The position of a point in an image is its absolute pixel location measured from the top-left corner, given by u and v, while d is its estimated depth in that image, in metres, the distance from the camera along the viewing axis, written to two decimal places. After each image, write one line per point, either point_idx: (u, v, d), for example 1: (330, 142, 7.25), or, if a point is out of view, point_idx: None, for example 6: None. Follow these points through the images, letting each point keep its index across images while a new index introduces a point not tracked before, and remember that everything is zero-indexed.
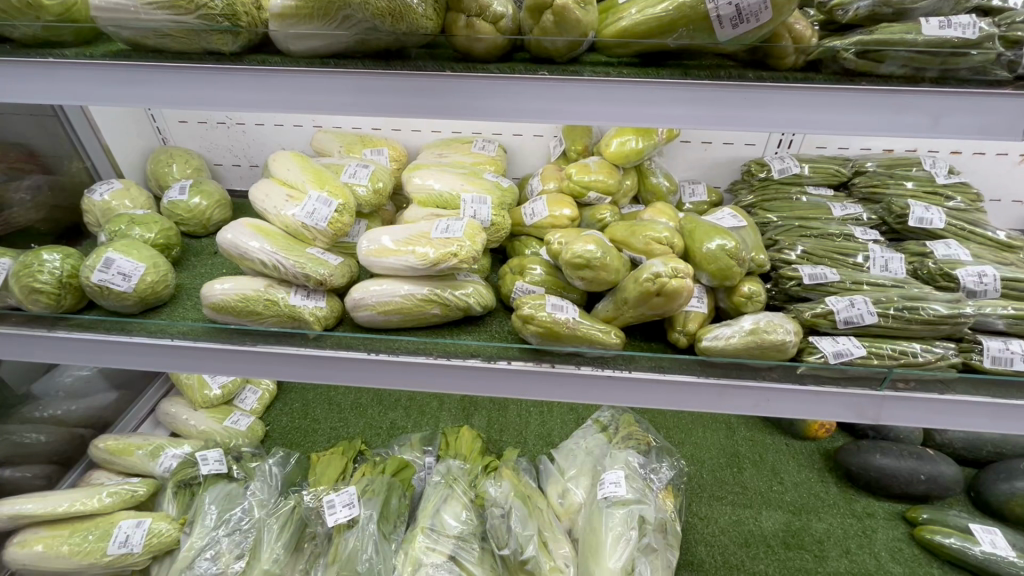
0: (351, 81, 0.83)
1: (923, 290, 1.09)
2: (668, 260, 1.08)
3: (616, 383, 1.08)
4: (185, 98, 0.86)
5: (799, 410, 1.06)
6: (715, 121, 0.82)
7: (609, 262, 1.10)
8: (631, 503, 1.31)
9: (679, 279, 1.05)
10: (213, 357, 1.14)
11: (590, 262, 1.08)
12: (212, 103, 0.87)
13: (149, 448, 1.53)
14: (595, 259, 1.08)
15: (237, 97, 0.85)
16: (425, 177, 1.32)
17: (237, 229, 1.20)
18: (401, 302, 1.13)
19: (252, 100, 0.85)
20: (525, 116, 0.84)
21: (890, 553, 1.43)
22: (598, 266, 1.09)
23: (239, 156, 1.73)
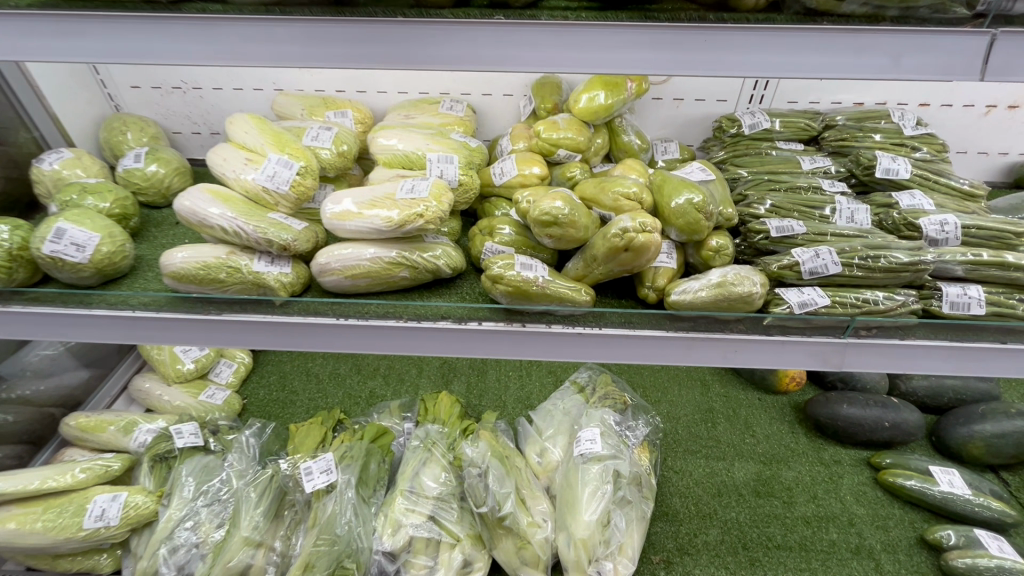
0: (299, 29, 0.79)
1: (887, 239, 1.09)
2: (636, 214, 1.07)
3: (587, 340, 1.08)
4: (123, 51, 0.81)
5: (766, 360, 1.08)
6: (677, 66, 0.80)
7: (578, 220, 1.08)
8: (606, 459, 1.34)
9: (647, 233, 1.04)
10: (178, 327, 1.12)
11: (558, 220, 1.07)
12: (152, 55, 0.82)
13: (122, 424, 1.50)
14: (563, 216, 1.07)
15: (179, 48, 0.81)
16: (389, 137, 1.27)
17: (194, 195, 1.16)
18: (368, 265, 1.12)
19: (195, 52, 0.81)
20: (483, 65, 0.81)
21: (855, 496, 1.49)
22: (566, 223, 1.08)
23: (198, 123, 1.66)
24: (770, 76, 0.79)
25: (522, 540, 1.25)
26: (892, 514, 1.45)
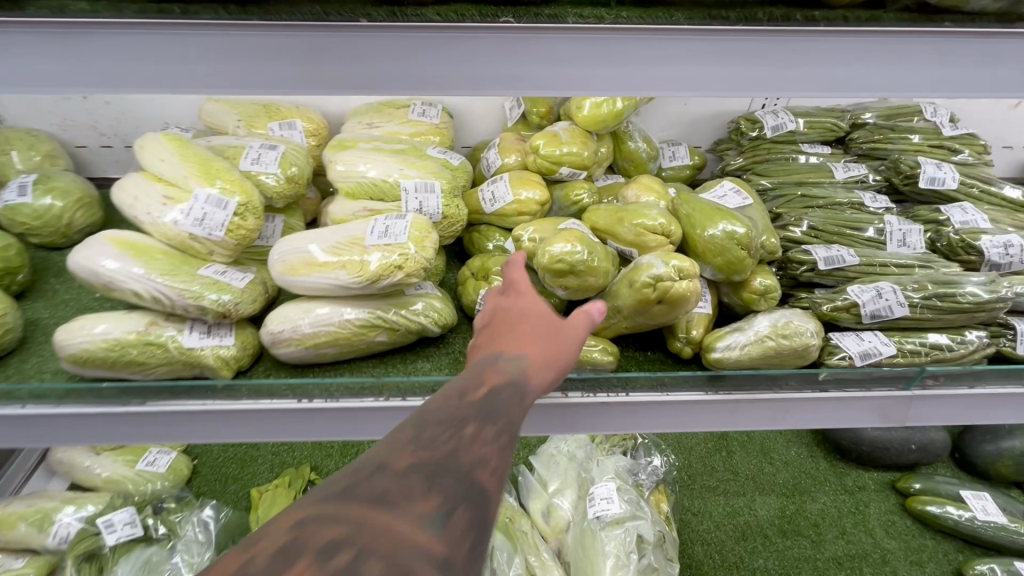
0: (215, 38, 0.54)
1: (953, 270, 0.94)
2: (667, 254, 0.88)
3: (614, 409, 0.89)
4: None
5: (821, 418, 0.92)
6: (744, 83, 0.60)
7: (597, 265, 0.88)
8: (625, 521, 1.18)
9: (684, 281, 0.85)
10: (85, 423, 0.86)
11: (572, 267, 0.87)
12: None
13: (34, 517, 1.23)
14: (580, 261, 0.87)
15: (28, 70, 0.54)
16: (352, 160, 1.02)
17: (97, 248, 0.89)
18: (336, 332, 0.88)
19: (57, 75, 0.55)
20: (486, 87, 0.59)
21: (884, 528, 1.38)
22: (583, 270, 0.88)
23: (107, 135, 1.34)
24: (861, 96, 0.61)
25: None
26: (925, 546, 1.35)
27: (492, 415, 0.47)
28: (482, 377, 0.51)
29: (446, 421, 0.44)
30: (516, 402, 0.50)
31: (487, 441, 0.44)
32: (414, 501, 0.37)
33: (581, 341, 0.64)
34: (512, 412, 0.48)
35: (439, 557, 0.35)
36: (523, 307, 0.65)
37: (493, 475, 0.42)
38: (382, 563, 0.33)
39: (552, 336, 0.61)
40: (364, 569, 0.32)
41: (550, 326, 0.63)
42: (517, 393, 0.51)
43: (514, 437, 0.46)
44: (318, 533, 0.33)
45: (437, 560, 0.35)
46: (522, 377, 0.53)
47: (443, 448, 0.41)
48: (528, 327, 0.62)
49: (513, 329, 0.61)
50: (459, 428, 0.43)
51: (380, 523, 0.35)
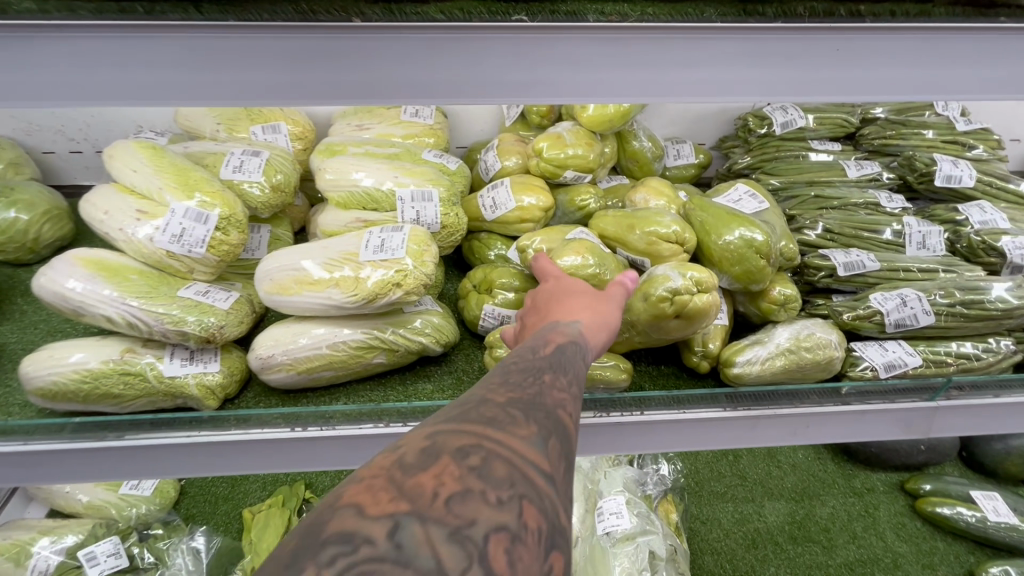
0: (187, 41, 0.47)
1: (976, 275, 0.91)
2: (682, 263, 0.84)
3: (629, 429, 0.84)
4: None
5: (845, 433, 0.87)
6: (778, 86, 0.55)
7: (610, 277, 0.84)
8: (636, 536, 1.15)
9: (704, 294, 0.80)
10: (56, 462, 0.78)
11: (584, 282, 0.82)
12: None
13: (9, 552, 1.15)
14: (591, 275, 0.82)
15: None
16: (342, 167, 0.95)
17: (64, 270, 0.81)
18: (330, 355, 0.82)
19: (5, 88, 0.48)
20: (496, 94, 0.53)
21: (895, 531, 1.36)
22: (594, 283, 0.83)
23: (75, 140, 1.25)
24: (896, 100, 0.56)
25: None
26: (936, 549, 1.33)
27: (563, 362, 0.47)
28: (546, 335, 0.51)
29: (527, 366, 0.44)
30: (579, 355, 0.51)
31: (564, 387, 0.44)
32: (518, 423, 0.36)
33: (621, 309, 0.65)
34: (579, 363, 0.49)
35: (550, 472, 0.35)
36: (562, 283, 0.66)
37: (574, 415, 0.42)
38: (503, 469, 0.32)
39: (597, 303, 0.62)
40: (489, 472, 0.32)
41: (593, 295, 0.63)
42: (581, 349, 0.51)
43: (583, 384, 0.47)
44: (441, 445, 0.33)
45: (548, 476, 0.34)
46: (580, 336, 0.53)
47: (530, 384, 0.41)
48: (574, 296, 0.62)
49: (560, 300, 0.62)
50: (539, 371, 0.43)
51: (496, 438, 0.34)
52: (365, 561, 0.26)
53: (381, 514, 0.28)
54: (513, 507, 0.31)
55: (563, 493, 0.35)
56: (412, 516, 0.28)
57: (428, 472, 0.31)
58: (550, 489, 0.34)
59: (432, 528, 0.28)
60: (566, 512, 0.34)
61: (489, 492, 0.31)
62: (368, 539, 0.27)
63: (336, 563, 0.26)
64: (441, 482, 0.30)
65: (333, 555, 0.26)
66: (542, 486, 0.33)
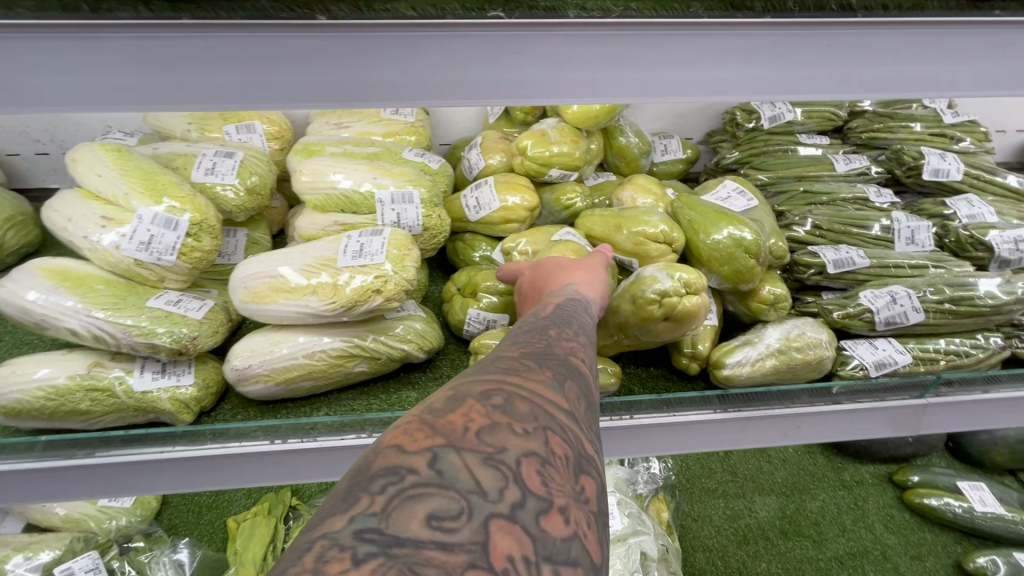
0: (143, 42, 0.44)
1: (965, 270, 0.91)
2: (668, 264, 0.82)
3: (618, 434, 0.82)
4: None
5: (836, 432, 0.86)
6: (767, 85, 0.53)
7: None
8: (627, 537, 1.14)
9: (693, 296, 0.78)
10: (22, 482, 0.75)
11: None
12: None
13: None
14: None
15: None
16: (319, 169, 0.91)
17: (25, 281, 0.77)
18: (309, 364, 0.79)
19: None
20: (472, 95, 0.50)
21: (884, 523, 1.37)
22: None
23: (41, 141, 1.19)
24: (883, 98, 0.54)
25: None
26: (924, 540, 1.34)
27: (568, 320, 0.49)
28: (545, 301, 0.54)
29: (532, 326, 0.46)
30: (584, 313, 0.53)
31: (571, 338, 0.46)
32: (533, 370, 0.38)
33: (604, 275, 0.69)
34: (584, 319, 0.51)
35: (570, 410, 0.36)
36: (549, 264, 0.70)
37: (587, 361, 0.44)
38: (526, 405, 0.34)
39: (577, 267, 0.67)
40: (513, 409, 0.33)
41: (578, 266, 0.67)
42: (579, 304, 0.54)
43: (590, 337, 0.49)
44: (466, 390, 0.35)
45: (569, 412, 0.36)
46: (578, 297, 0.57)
47: (539, 340, 0.43)
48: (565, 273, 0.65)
49: (548, 275, 0.67)
50: (547, 327, 0.46)
51: (516, 382, 0.36)
52: (412, 487, 0.28)
53: (419, 448, 0.30)
54: (538, 436, 0.33)
55: (585, 428, 0.37)
56: (448, 447, 0.30)
57: (457, 412, 0.32)
58: (571, 423, 0.36)
59: (468, 455, 0.30)
60: (589, 442, 0.36)
61: (515, 425, 0.32)
62: (412, 468, 0.29)
63: (386, 490, 0.27)
64: (470, 418, 0.32)
65: (382, 485, 0.28)
66: (564, 420, 0.35)
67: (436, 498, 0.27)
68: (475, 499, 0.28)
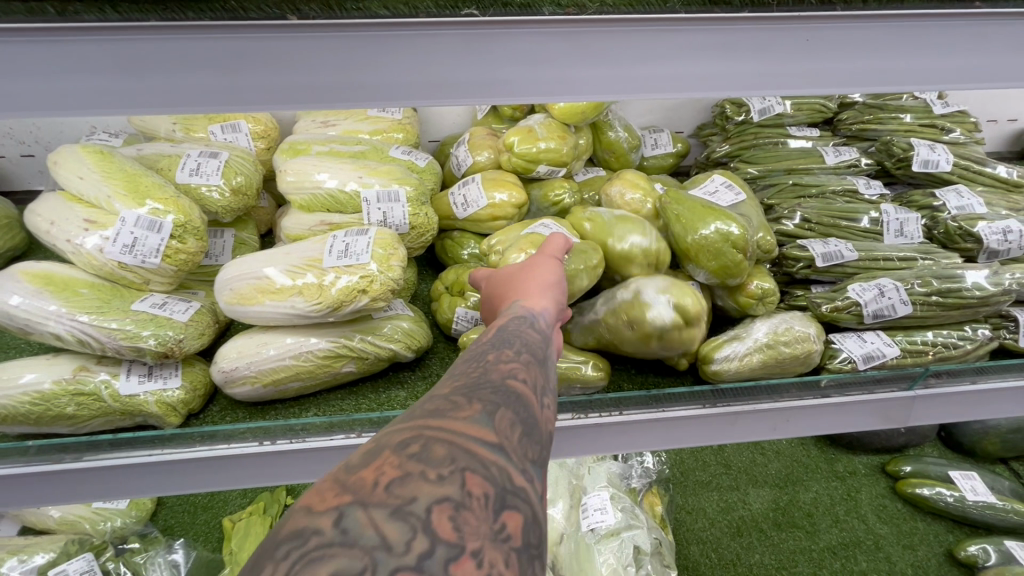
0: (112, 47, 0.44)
1: (953, 262, 0.90)
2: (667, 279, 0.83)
3: (608, 430, 0.82)
4: None
5: (825, 425, 0.86)
6: (749, 80, 0.52)
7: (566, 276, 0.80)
8: (621, 531, 1.14)
9: (692, 326, 0.81)
10: (11, 487, 0.75)
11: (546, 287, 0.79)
12: None
13: None
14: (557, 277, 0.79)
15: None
16: (304, 168, 0.91)
17: (8, 286, 0.77)
18: (297, 365, 0.79)
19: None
20: (448, 95, 0.50)
21: (877, 513, 1.37)
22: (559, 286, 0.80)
23: (25, 143, 1.18)
24: (864, 92, 0.54)
25: None
26: (917, 529, 1.35)
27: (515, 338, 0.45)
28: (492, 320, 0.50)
29: (472, 352, 0.42)
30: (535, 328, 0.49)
31: (513, 356, 0.42)
32: (460, 404, 0.34)
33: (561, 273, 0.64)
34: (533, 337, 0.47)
35: (499, 442, 0.32)
36: (506, 271, 0.65)
37: (530, 382, 0.40)
38: (445, 446, 0.30)
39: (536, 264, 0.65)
40: (431, 453, 0.30)
41: (531, 269, 0.62)
42: (528, 316, 0.50)
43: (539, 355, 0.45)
44: (385, 439, 0.31)
45: (498, 446, 0.32)
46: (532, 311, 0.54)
47: (477, 365, 0.39)
48: (519, 280, 0.60)
49: (507, 284, 0.62)
50: (487, 350, 0.41)
51: (439, 421, 0.32)
52: (315, 553, 0.25)
53: (326, 507, 0.27)
54: (456, 479, 0.29)
55: (522, 460, 0.33)
56: (356, 503, 0.27)
57: (370, 464, 0.29)
58: (501, 458, 0.31)
59: (374, 511, 0.26)
60: (525, 475, 0.32)
61: (430, 469, 0.29)
62: (316, 529, 0.25)
63: (288, 556, 0.24)
64: (382, 470, 0.28)
65: (286, 550, 0.25)
66: (490, 455, 0.31)
67: (339, 560, 0.24)
68: (381, 558, 0.25)
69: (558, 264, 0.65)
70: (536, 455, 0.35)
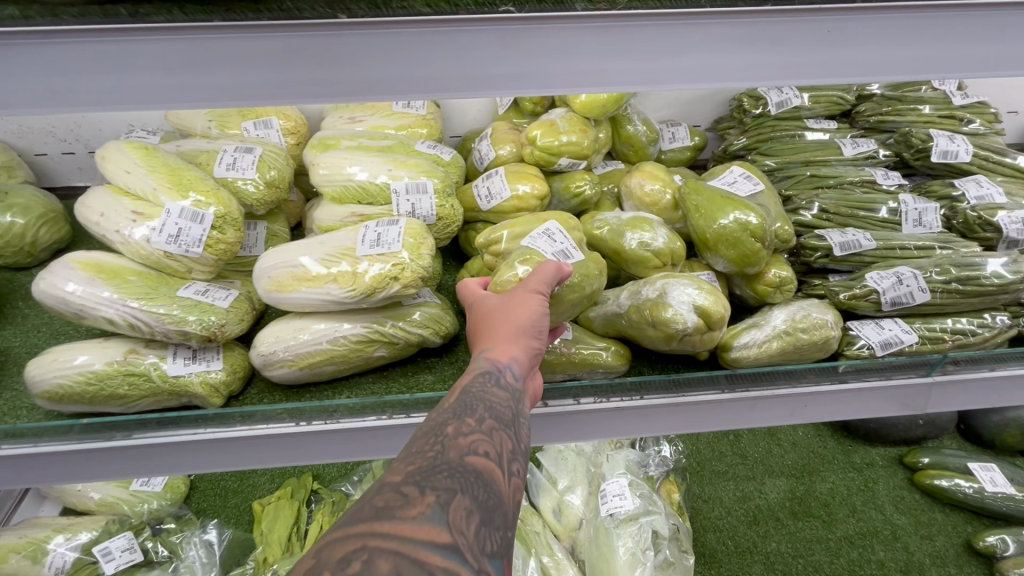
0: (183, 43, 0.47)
1: (972, 250, 0.91)
2: (697, 280, 0.82)
3: (628, 414, 0.85)
4: None
5: (842, 411, 0.88)
6: (769, 71, 0.55)
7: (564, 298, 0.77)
8: (639, 516, 1.17)
9: (713, 331, 0.81)
10: (67, 462, 0.80)
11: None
12: None
13: (28, 549, 1.17)
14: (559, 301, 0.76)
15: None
16: (335, 162, 0.95)
17: (63, 273, 0.82)
18: (331, 349, 0.83)
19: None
20: (483, 87, 0.53)
21: (894, 504, 1.38)
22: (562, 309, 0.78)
23: (67, 141, 1.24)
24: (880, 80, 0.56)
25: None
26: (934, 520, 1.36)
27: (468, 412, 0.50)
28: (454, 384, 0.55)
29: (429, 430, 0.47)
30: (492, 397, 0.54)
31: (467, 436, 0.47)
32: (408, 505, 0.38)
33: (540, 305, 0.68)
34: (488, 407, 0.52)
35: (445, 545, 0.37)
36: (482, 305, 0.70)
37: (481, 463, 0.45)
38: (387, 562, 0.34)
39: (511, 304, 0.67)
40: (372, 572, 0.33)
41: (503, 309, 0.67)
42: (489, 379, 0.56)
43: (494, 426, 0.50)
44: (328, 555, 0.35)
45: (444, 550, 0.37)
46: (496, 369, 0.58)
47: (430, 452, 0.44)
48: (491, 324, 0.66)
49: (481, 316, 0.68)
50: (439, 432, 0.46)
51: (385, 527, 0.36)
52: None
53: None
54: None
55: (470, 553, 0.38)
56: None
57: None
58: (448, 562, 0.36)
59: None
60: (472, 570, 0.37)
61: None
62: None
63: None
64: None
65: None
66: (435, 563, 0.36)
67: None
68: None
69: (538, 296, 0.68)
70: (489, 542, 0.40)
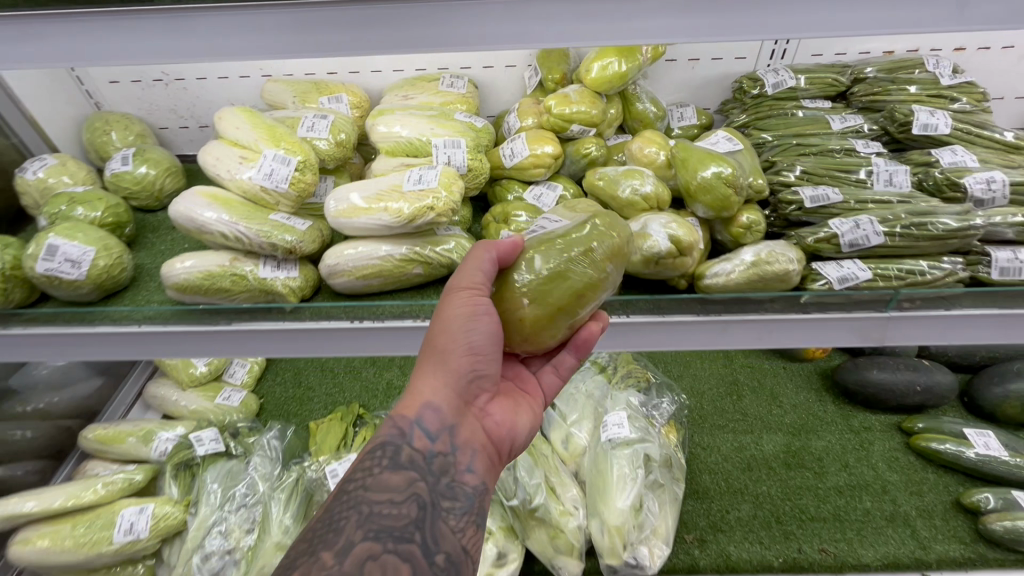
0: (290, 15, 0.67)
1: (931, 204, 1.03)
2: (674, 217, 1.00)
3: (615, 329, 1.02)
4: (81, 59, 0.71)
5: (805, 338, 1.02)
6: (702, 29, 0.69)
7: (532, 283, 0.80)
8: (635, 442, 1.32)
9: (685, 256, 0.98)
10: (183, 340, 1.06)
11: (509, 316, 0.81)
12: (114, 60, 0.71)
13: (140, 433, 1.47)
14: (531, 290, 0.79)
15: (132, 47, 0.69)
16: (390, 123, 1.19)
17: (189, 199, 1.10)
18: (380, 264, 1.06)
19: (159, 50, 0.70)
20: (494, 44, 0.70)
21: (888, 463, 1.46)
22: (551, 293, 0.80)
23: (184, 117, 1.56)
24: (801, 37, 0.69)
25: (555, 529, 1.24)
26: (926, 479, 1.43)
27: (332, 543, 0.62)
28: (339, 494, 0.68)
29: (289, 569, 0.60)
30: (366, 514, 0.65)
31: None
32: None
33: (459, 321, 0.77)
34: (360, 530, 0.64)
35: None
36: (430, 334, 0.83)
37: None
38: None
39: (434, 328, 0.78)
40: None
41: (426, 348, 0.78)
42: (373, 480, 0.68)
43: (362, 554, 0.62)
44: None
45: None
46: (391, 459, 0.71)
47: None
48: (418, 365, 0.79)
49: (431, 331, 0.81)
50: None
51: None
52: None
53: None
54: None
55: None
56: None
57: None
58: None
59: None
60: None
61: None
62: None
63: None
64: None
65: None
66: None
67: None
68: None
69: (455, 308, 0.77)
70: None
